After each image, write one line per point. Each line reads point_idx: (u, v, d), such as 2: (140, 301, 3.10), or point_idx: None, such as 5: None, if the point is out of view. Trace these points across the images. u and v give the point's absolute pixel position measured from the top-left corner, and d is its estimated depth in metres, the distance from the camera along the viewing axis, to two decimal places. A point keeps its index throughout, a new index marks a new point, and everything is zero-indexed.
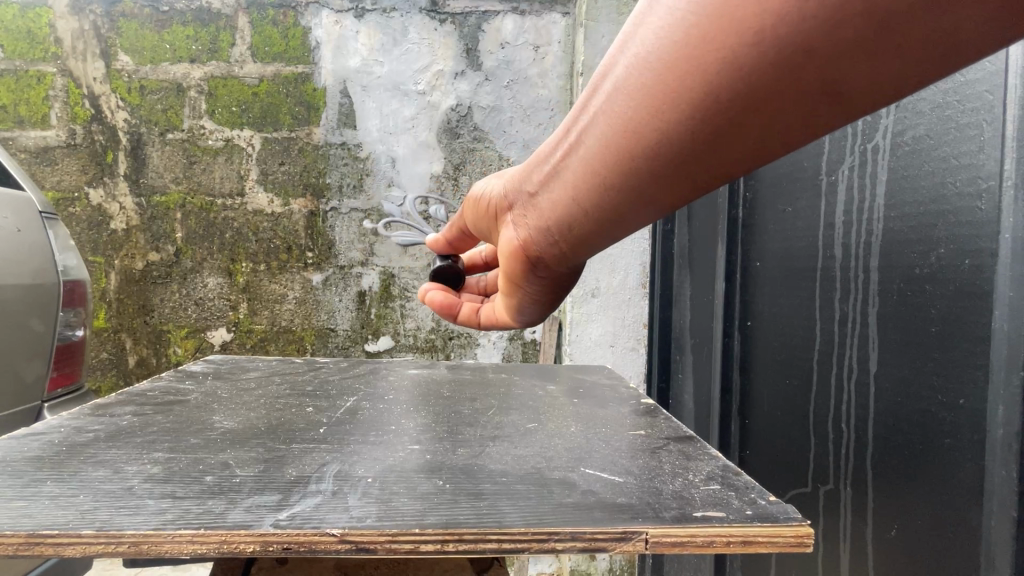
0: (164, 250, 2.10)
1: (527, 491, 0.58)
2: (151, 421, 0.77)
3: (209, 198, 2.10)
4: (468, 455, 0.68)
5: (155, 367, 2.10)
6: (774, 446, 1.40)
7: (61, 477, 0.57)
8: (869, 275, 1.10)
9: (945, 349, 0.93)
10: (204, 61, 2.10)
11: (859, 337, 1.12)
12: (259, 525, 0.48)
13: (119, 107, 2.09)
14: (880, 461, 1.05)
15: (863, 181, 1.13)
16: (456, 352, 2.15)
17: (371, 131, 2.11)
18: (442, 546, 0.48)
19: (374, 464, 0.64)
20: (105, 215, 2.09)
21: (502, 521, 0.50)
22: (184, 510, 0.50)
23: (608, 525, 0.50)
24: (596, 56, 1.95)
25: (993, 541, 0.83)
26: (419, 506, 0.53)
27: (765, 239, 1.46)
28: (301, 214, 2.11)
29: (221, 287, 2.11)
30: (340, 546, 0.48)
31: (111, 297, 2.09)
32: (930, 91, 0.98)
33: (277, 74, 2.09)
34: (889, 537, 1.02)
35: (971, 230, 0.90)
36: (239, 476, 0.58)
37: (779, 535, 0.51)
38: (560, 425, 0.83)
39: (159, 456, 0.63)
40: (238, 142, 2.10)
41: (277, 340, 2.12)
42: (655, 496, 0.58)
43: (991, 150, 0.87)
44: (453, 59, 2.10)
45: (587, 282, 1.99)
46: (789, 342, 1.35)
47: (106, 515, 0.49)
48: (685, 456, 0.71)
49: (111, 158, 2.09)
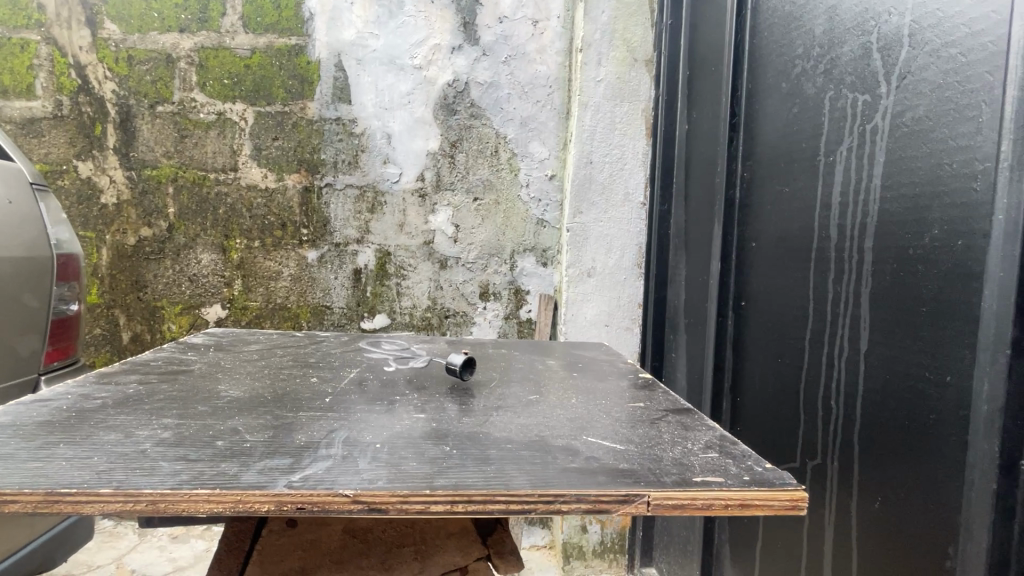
0: (157, 225, 2.07)
1: (531, 456, 0.60)
2: (158, 389, 0.78)
3: (202, 173, 2.07)
4: (472, 423, 0.70)
5: (150, 343, 2.10)
6: (763, 422, 1.43)
7: (74, 441, 0.57)
8: (864, 256, 1.11)
9: (936, 329, 0.96)
10: (194, 30, 2.04)
11: (851, 317, 1.14)
12: (273, 485, 0.49)
13: (107, 77, 2.04)
14: (867, 436, 1.09)
15: (861, 162, 1.13)
16: (452, 330, 2.15)
17: (366, 106, 2.07)
18: (452, 507, 0.50)
19: (381, 431, 0.65)
20: (96, 188, 2.05)
21: (509, 484, 0.52)
22: (199, 472, 0.51)
23: (612, 488, 0.52)
24: (595, 33, 1.94)
25: (973, 513, 0.86)
26: (427, 469, 0.55)
27: (761, 220, 1.47)
28: (295, 189, 2.09)
29: (215, 263, 2.09)
30: (352, 506, 0.49)
31: (103, 273, 2.06)
32: (931, 72, 0.99)
33: (270, 46, 2.05)
34: (873, 509, 1.06)
35: (964, 211, 0.92)
36: (250, 441, 0.60)
37: (775, 498, 0.54)
38: (561, 397, 0.85)
39: (170, 422, 0.64)
40: (231, 116, 2.06)
41: (272, 316, 2.11)
42: (655, 462, 0.60)
43: (989, 132, 0.88)
44: (450, 32, 2.06)
45: (583, 262, 2.01)
46: (782, 322, 1.38)
47: (122, 476, 0.49)
48: (684, 427, 0.72)
49: (100, 130, 2.04)
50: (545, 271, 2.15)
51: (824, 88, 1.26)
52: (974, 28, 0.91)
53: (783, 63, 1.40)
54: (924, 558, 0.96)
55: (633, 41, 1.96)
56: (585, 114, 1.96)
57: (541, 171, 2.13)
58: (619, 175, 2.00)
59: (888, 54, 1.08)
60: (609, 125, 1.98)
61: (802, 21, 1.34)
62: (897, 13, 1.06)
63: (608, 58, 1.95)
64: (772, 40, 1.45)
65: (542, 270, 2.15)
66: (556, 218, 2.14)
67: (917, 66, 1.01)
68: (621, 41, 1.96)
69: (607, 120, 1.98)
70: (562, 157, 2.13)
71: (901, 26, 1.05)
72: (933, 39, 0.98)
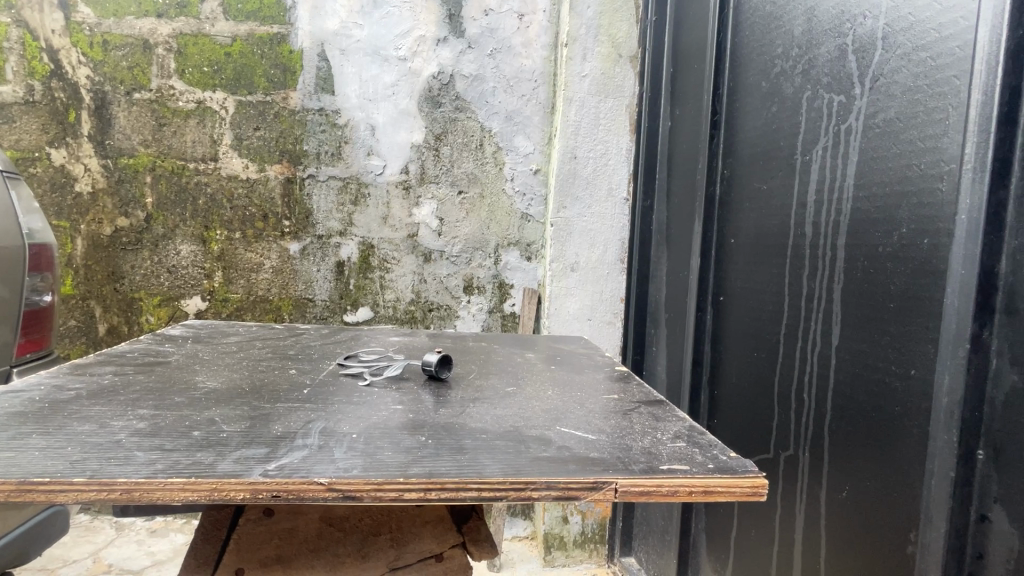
0: (135, 216, 2.03)
1: (505, 446, 0.61)
2: (134, 380, 0.78)
3: (181, 162, 2.03)
4: (449, 414, 0.71)
5: (128, 335, 2.06)
6: (739, 415, 1.47)
7: (46, 431, 0.57)
8: (837, 253, 1.15)
9: (901, 325, 0.99)
10: (172, 16, 2.00)
11: (823, 313, 1.18)
12: (249, 474, 0.50)
13: (81, 62, 1.99)
14: (837, 428, 1.12)
15: (835, 161, 1.16)
16: (436, 324, 2.16)
17: (350, 97, 2.05)
18: (425, 494, 0.51)
19: (358, 422, 0.66)
20: (70, 176, 2.01)
21: (482, 472, 0.54)
22: (175, 461, 0.52)
23: (582, 476, 0.54)
24: (581, 28, 1.95)
25: (932, 500, 0.90)
26: (402, 458, 0.56)
27: (740, 217, 1.50)
28: (277, 180, 2.07)
29: (195, 255, 2.06)
30: (327, 493, 0.50)
31: (78, 264, 2.02)
32: (902, 75, 1.02)
33: (251, 34, 2.01)
34: (841, 497, 1.10)
35: (930, 211, 0.95)
36: (226, 432, 0.60)
37: (736, 485, 0.56)
38: (537, 389, 0.87)
39: (145, 413, 0.64)
40: (211, 104, 2.02)
41: (253, 309, 2.09)
42: (625, 451, 0.62)
43: (955, 134, 0.92)
44: (436, 24, 2.05)
45: (567, 256, 2.03)
46: (758, 317, 1.41)
47: (96, 465, 0.50)
48: (655, 418, 0.75)
49: (74, 117, 2.00)
50: (529, 265, 2.16)
51: (802, 88, 1.28)
52: (944, 33, 0.94)
53: (763, 62, 1.43)
54: (887, 543, 1.00)
55: (619, 37, 1.97)
56: (570, 109, 1.97)
57: (526, 165, 2.14)
58: (603, 170, 2.01)
59: (863, 56, 1.11)
60: (593, 121, 1.99)
61: (781, 21, 1.36)
62: (872, 16, 1.09)
63: (593, 54, 1.97)
64: (753, 39, 1.47)
65: (526, 264, 2.16)
66: (541, 213, 2.15)
67: (890, 68, 1.04)
68: (606, 36, 1.97)
69: (592, 115, 1.99)
70: (547, 152, 2.14)
71: (875, 30, 1.08)
72: (905, 43, 1.01)
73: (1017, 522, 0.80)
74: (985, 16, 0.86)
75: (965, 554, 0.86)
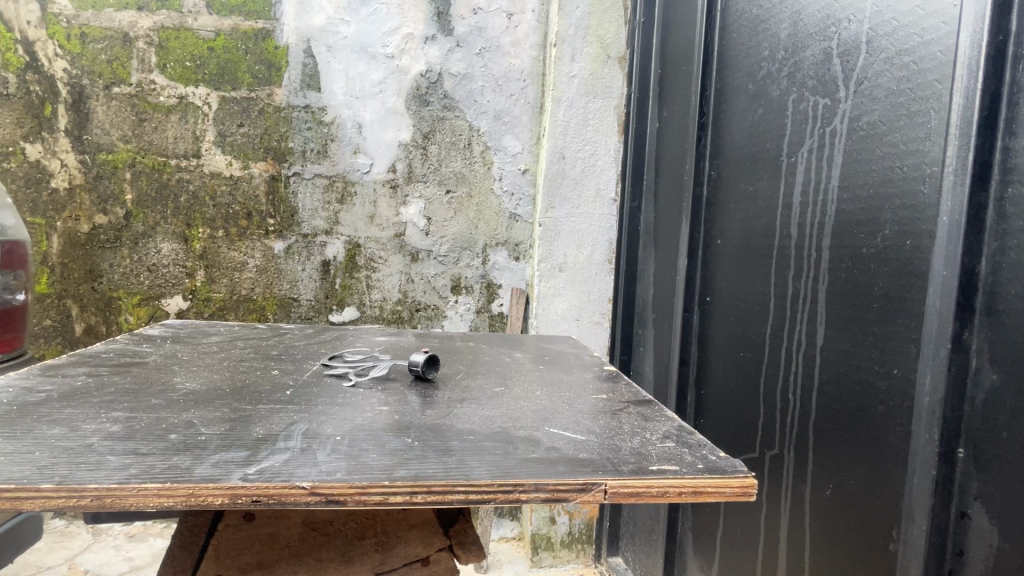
0: (113, 213, 1.98)
1: (493, 447, 0.60)
2: (109, 381, 0.76)
3: (162, 159, 1.98)
4: (436, 415, 0.70)
5: (106, 335, 2.01)
6: (724, 415, 1.48)
7: (13, 435, 0.55)
8: (821, 255, 1.15)
9: (884, 325, 1.01)
10: (153, 10, 1.95)
11: (808, 313, 1.19)
12: (228, 479, 0.48)
13: (58, 55, 1.93)
14: (821, 427, 1.13)
15: (820, 163, 1.17)
16: (423, 324, 2.13)
17: (336, 95, 2.03)
18: (410, 498, 0.50)
19: (342, 424, 0.65)
20: (45, 171, 1.95)
21: (470, 474, 0.53)
22: (149, 466, 0.50)
23: (571, 478, 0.53)
24: (569, 28, 1.94)
25: (915, 498, 0.91)
26: (387, 461, 0.55)
27: (727, 217, 1.50)
28: (261, 178, 2.03)
29: (176, 253, 2.01)
30: (309, 497, 0.49)
31: (53, 263, 1.96)
32: (886, 78, 1.03)
33: (235, 29, 1.98)
34: (826, 495, 1.11)
35: (912, 212, 0.96)
36: (204, 435, 0.58)
37: (726, 486, 0.56)
38: (524, 389, 0.86)
39: (120, 415, 0.62)
40: (194, 100, 1.98)
41: (236, 307, 2.05)
42: (614, 452, 0.61)
43: (937, 137, 0.93)
44: (423, 22, 2.03)
45: (556, 257, 2.03)
46: (744, 317, 1.42)
47: (65, 470, 0.48)
48: (644, 418, 0.74)
49: (50, 111, 1.94)
50: (517, 265, 2.15)
51: (788, 91, 1.29)
52: (926, 38, 0.95)
53: (750, 65, 1.43)
54: (871, 541, 1.01)
55: (607, 38, 1.97)
56: (558, 109, 1.97)
57: (514, 165, 2.13)
58: (590, 171, 2.01)
59: (847, 60, 1.12)
60: (581, 122, 1.99)
61: (768, 24, 1.37)
62: (857, 21, 1.10)
63: (582, 54, 1.96)
64: (740, 41, 1.48)
65: (514, 265, 2.15)
66: (529, 213, 2.15)
67: (874, 72, 1.05)
68: (595, 37, 1.97)
69: (580, 115, 1.98)
70: (535, 152, 2.13)
71: (859, 34, 1.09)
72: (890, 47, 1.02)
73: (996, 520, 0.81)
74: (966, 22, 0.87)
75: (947, 550, 0.87)
